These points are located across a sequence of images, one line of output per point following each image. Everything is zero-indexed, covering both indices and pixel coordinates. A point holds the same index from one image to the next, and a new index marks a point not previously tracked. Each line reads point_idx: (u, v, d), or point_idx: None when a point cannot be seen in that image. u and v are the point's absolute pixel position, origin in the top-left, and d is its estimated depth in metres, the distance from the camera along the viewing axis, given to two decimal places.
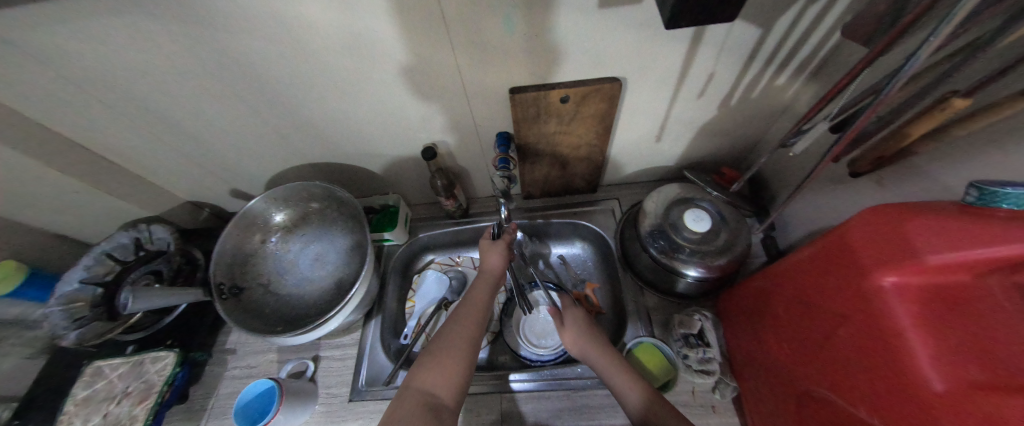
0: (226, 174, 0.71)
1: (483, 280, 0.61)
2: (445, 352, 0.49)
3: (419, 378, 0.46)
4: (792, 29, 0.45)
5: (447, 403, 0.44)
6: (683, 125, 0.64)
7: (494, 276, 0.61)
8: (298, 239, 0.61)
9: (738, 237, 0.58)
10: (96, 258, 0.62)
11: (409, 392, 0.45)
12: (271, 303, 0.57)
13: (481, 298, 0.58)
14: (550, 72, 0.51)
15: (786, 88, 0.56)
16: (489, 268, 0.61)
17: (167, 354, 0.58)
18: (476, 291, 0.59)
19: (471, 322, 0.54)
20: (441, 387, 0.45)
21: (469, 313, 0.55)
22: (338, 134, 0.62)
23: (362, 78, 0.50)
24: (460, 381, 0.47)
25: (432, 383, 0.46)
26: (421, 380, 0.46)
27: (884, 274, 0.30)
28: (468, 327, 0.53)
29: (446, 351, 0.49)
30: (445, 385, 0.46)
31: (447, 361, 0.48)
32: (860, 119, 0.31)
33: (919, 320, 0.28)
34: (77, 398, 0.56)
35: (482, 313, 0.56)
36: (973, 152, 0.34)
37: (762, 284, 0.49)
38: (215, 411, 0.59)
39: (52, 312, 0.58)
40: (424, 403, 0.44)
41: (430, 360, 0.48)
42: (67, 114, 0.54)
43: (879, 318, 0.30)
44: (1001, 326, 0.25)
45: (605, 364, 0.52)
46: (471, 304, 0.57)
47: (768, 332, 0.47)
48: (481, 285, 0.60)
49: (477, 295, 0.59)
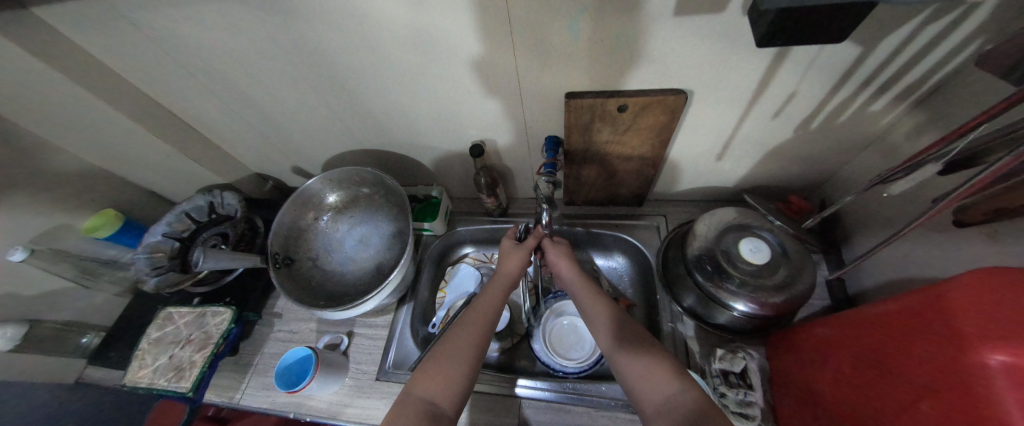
0: (290, 152, 0.77)
1: (495, 288, 0.60)
2: (449, 361, 0.49)
3: (420, 385, 0.47)
4: (900, 51, 0.40)
5: (448, 411, 0.45)
6: (749, 146, 0.59)
7: (508, 281, 0.61)
8: (346, 220, 0.65)
9: (801, 275, 0.53)
10: (177, 216, 0.69)
11: (409, 400, 0.45)
12: (318, 277, 0.61)
13: (489, 303, 0.58)
14: (611, 79, 0.49)
15: (881, 115, 0.49)
16: (504, 272, 0.61)
17: (225, 310, 0.64)
18: (488, 295, 0.59)
19: (477, 332, 0.53)
20: (441, 396, 0.46)
21: (475, 321, 0.55)
22: (395, 124, 0.64)
23: (425, 73, 0.52)
24: (460, 390, 0.47)
25: (433, 389, 0.46)
26: (422, 388, 0.46)
27: (989, 352, 0.25)
28: (473, 338, 0.52)
29: (448, 361, 0.49)
30: (445, 394, 0.46)
31: (447, 370, 0.48)
32: (992, 169, 0.27)
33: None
34: (151, 338, 0.63)
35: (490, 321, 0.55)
36: None
37: (826, 332, 0.44)
38: (259, 368, 0.64)
39: (138, 258, 0.66)
40: (424, 410, 0.44)
41: (432, 367, 0.48)
42: (169, 87, 0.61)
43: (985, 403, 0.25)
44: None
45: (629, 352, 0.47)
46: (478, 314, 0.56)
47: (833, 388, 0.41)
48: (492, 292, 0.59)
49: (489, 299, 0.58)
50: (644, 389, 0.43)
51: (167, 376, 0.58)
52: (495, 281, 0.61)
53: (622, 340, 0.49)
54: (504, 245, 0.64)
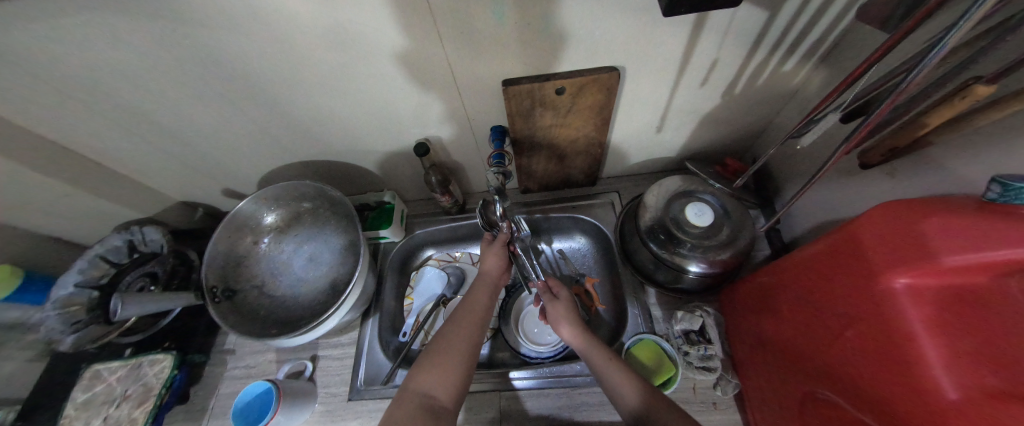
0: (217, 173, 0.70)
1: (484, 283, 0.61)
2: (444, 353, 0.48)
3: (419, 380, 0.45)
4: (799, 13, 0.43)
5: (447, 404, 0.44)
6: (686, 114, 0.61)
7: (494, 277, 0.62)
8: (291, 239, 0.60)
9: (741, 230, 0.56)
10: (91, 261, 0.61)
11: (408, 395, 0.44)
12: (266, 305, 0.57)
13: (481, 297, 0.58)
14: (545, 62, 0.49)
15: (793, 74, 0.53)
16: (487, 269, 0.62)
17: (165, 356, 0.58)
18: (476, 291, 0.59)
19: (472, 323, 0.53)
20: (438, 388, 0.45)
21: (469, 314, 0.55)
22: (328, 130, 0.60)
23: (350, 72, 0.48)
24: (458, 382, 0.46)
25: (430, 383, 0.45)
26: (419, 382, 0.45)
27: (894, 276, 0.28)
28: (471, 330, 0.52)
29: (446, 353, 0.48)
30: (445, 386, 0.45)
31: (446, 363, 0.47)
32: (879, 109, 0.28)
33: (930, 324, 0.26)
34: (77, 402, 0.55)
35: (483, 316, 0.56)
36: (985, 142, 0.31)
37: (767, 280, 0.47)
38: (216, 411, 0.59)
39: (47, 315, 0.57)
40: (421, 403, 0.43)
41: (432, 362, 0.47)
42: (48, 115, 0.52)
43: (891, 321, 0.29)
44: (1004, 331, 0.24)
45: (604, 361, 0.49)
46: (471, 308, 0.56)
47: (771, 329, 0.46)
48: (481, 288, 0.60)
49: (478, 295, 0.59)
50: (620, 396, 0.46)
51: None
52: (481, 278, 0.62)
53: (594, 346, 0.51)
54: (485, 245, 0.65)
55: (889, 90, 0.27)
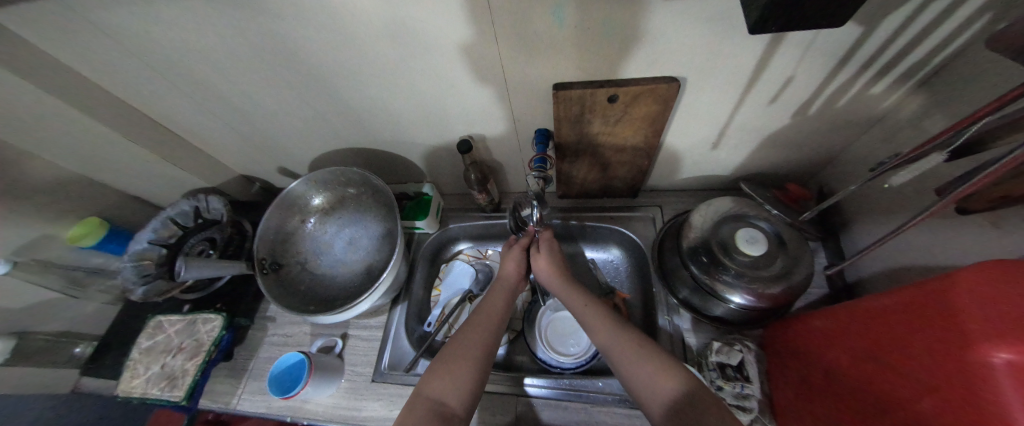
0: (274, 152, 0.75)
1: (499, 290, 0.60)
2: (457, 358, 0.49)
3: (430, 384, 0.46)
4: (901, 32, 0.38)
5: (458, 410, 0.44)
6: (746, 133, 0.57)
7: (511, 284, 0.61)
8: (334, 222, 0.63)
9: (797, 264, 0.52)
10: (162, 222, 0.68)
11: (419, 400, 0.45)
12: (307, 281, 0.60)
13: (496, 303, 0.58)
14: (601, 68, 0.47)
15: (881, 98, 0.47)
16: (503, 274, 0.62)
17: (216, 317, 0.63)
18: (493, 297, 0.59)
19: (482, 329, 0.53)
20: (450, 395, 0.45)
21: (484, 319, 0.55)
22: (379, 120, 0.62)
23: (407, 67, 0.49)
24: (470, 388, 0.46)
25: (441, 389, 0.46)
26: (431, 387, 0.46)
27: (993, 350, 0.24)
28: (480, 335, 0.52)
29: (458, 359, 0.48)
30: (453, 390, 0.45)
31: (456, 369, 0.47)
32: (1002, 161, 0.26)
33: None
34: (141, 347, 0.62)
35: (495, 323, 0.55)
36: None
37: (825, 324, 0.43)
38: (254, 372, 0.64)
39: (124, 267, 0.65)
40: (433, 409, 0.44)
41: (442, 368, 0.48)
42: (140, 89, 0.58)
43: (993, 405, 0.24)
44: None
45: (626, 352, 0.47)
46: (484, 315, 0.56)
47: (829, 384, 0.41)
48: (497, 293, 0.60)
49: (494, 301, 0.59)
50: (642, 392, 0.44)
51: (160, 386, 0.58)
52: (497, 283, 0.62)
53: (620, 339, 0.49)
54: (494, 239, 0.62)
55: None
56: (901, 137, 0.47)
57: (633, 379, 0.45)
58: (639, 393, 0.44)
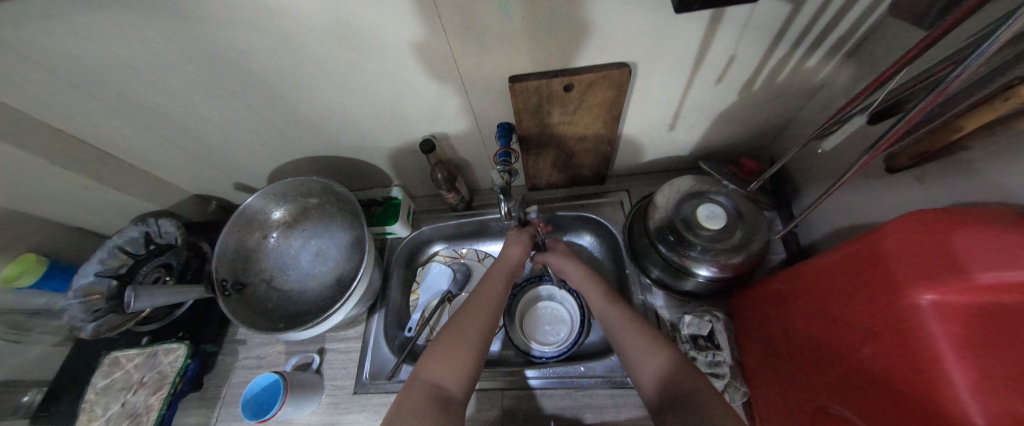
0: (228, 167, 0.71)
1: (499, 271, 0.59)
2: (459, 341, 0.47)
3: (429, 370, 0.45)
4: (825, 7, 0.40)
5: (456, 394, 0.44)
6: (700, 112, 0.59)
7: (512, 265, 0.61)
8: (298, 234, 0.61)
9: (754, 234, 0.54)
10: (110, 251, 0.63)
11: (417, 384, 0.44)
12: (275, 298, 0.57)
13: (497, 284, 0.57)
14: (554, 58, 0.48)
15: (816, 70, 0.50)
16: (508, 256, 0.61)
17: (178, 346, 0.59)
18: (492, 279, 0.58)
19: (483, 314, 0.52)
20: (449, 379, 0.44)
21: (484, 302, 0.54)
22: (335, 125, 0.60)
23: (357, 69, 0.48)
24: (469, 371, 0.46)
25: (442, 373, 0.45)
26: (430, 372, 0.45)
27: (919, 292, 0.27)
28: (482, 319, 0.51)
29: (459, 342, 0.47)
30: (454, 375, 0.45)
31: (458, 353, 0.46)
32: (909, 117, 0.27)
33: (972, 345, 0.25)
34: (97, 387, 0.58)
35: (495, 306, 0.54)
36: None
37: (781, 287, 0.46)
38: (227, 399, 0.61)
39: (71, 303, 0.61)
40: (432, 393, 0.43)
41: (443, 351, 0.47)
42: (66, 110, 0.54)
43: (915, 340, 0.27)
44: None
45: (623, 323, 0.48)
46: (484, 299, 0.54)
47: (784, 339, 0.44)
48: (497, 275, 0.59)
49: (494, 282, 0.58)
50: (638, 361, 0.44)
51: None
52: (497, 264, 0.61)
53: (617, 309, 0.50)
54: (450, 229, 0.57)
55: (925, 94, 0.25)
56: (837, 106, 0.51)
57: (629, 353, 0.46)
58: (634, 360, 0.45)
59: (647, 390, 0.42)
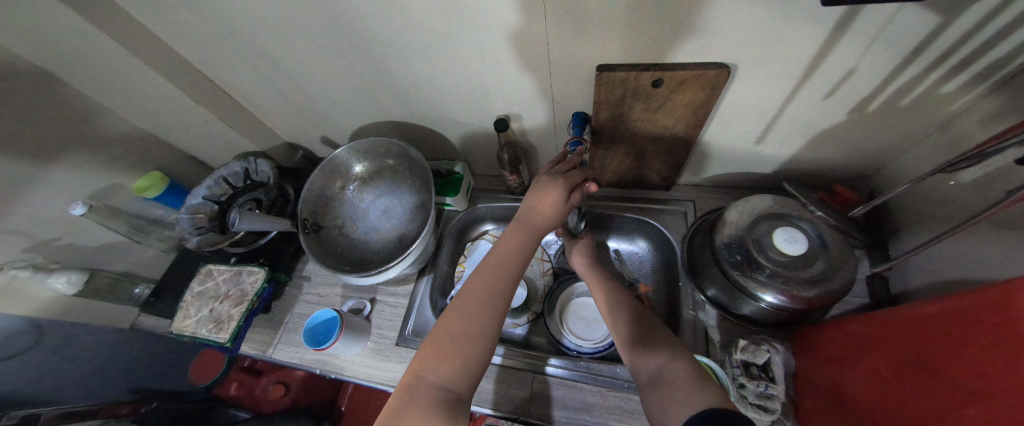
0: (320, 121, 0.78)
1: (508, 242, 0.50)
2: (461, 335, 0.41)
3: (429, 369, 0.38)
4: (988, 23, 0.35)
5: (463, 392, 0.38)
6: (795, 128, 0.55)
7: (535, 230, 0.51)
8: (371, 191, 0.66)
9: (837, 268, 0.50)
10: (217, 180, 0.75)
11: (421, 387, 0.37)
12: (344, 243, 0.63)
13: (508, 256, 0.49)
14: (647, 51, 0.46)
15: (953, 98, 0.44)
16: (535, 214, 0.51)
17: (259, 270, 0.67)
18: (499, 252, 0.49)
19: (492, 296, 0.44)
20: (454, 377, 0.38)
21: (487, 283, 0.45)
22: (420, 94, 0.63)
23: (453, 43, 0.50)
24: (474, 368, 0.39)
25: (445, 373, 0.38)
26: (431, 372, 0.38)
27: None
28: (486, 309, 0.43)
29: (464, 335, 0.40)
30: (459, 374, 0.38)
31: (461, 349, 0.40)
32: None
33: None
34: (193, 292, 0.68)
35: (503, 292, 0.45)
36: None
37: (866, 330, 0.41)
38: (289, 326, 0.68)
39: (183, 219, 0.72)
40: (438, 397, 0.36)
41: (439, 346, 0.40)
42: (205, 53, 0.63)
43: None
44: None
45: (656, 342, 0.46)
46: (484, 285, 0.45)
47: (862, 388, 0.39)
48: (506, 246, 0.50)
49: (501, 255, 0.49)
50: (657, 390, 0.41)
51: (208, 327, 0.63)
52: (516, 225, 0.52)
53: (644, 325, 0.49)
54: (538, 181, 0.54)
55: None
56: (967, 143, 0.44)
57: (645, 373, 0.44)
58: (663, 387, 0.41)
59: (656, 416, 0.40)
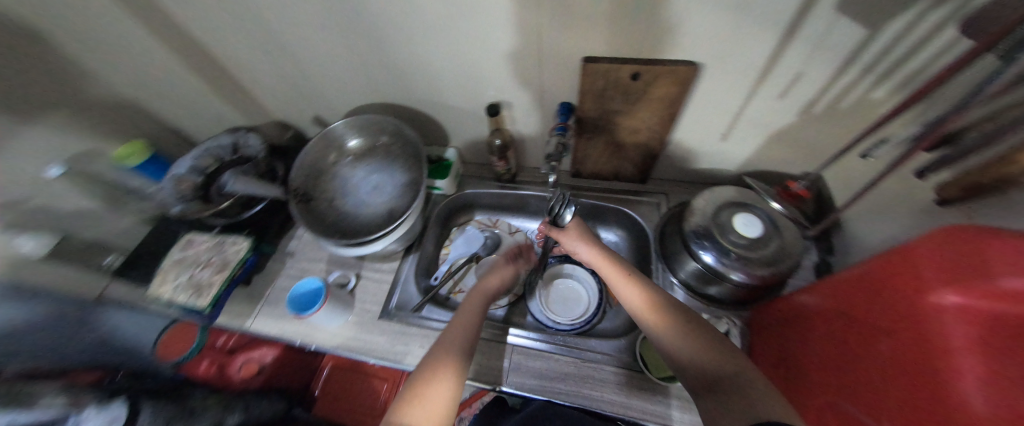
0: (314, 100, 0.80)
1: (472, 299, 0.58)
2: (434, 377, 0.46)
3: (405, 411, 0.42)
4: (906, 34, 0.42)
5: None
6: (755, 126, 0.61)
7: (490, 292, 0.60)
8: (364, 167, 0.68)
9: (786, 251, 0.55)
10: (204, 152, 0.73)
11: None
12: (333, 215, 0.64)
13: (473, 309, 0.56)
14: (628, 46, 0.52)
15: (883, 103, 0.51)
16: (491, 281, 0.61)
17: (243, 240, 0.67)
18: (467, 306, 0.57)
19: (462, 341, 0.51)
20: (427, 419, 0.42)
21: (455, 333, 0.52)
22: (415, 76, 0.66)
23: (452, 28, 0.54)
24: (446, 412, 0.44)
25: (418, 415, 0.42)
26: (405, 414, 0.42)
27: (945, 292, 0.28)
28: (456, 352, 0.49)
29: (435, 378, 0.46)
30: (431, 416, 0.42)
31: (432, 389, 0.44)
32: None
33: (971, 342, 0.25)
34: (172, 258, 0.66)
35: (471, 337, 0.52)
36: None
37: (806, 299, 0.47)
38: (270, 299, 0.68)
39: (166, 187, 0.70)
40: None
41: (414, 389, 0.45)
42: (202, 22, 0.63)
43: (930, 340, 0.28)
44: None
45: (668, 330, 0.47)
46: (462, 327, 0.53)
47: (800, 347, 0.45)
48: (470, 303, 0.57)
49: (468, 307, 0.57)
50: (685, 366, 0.44)
51: (186, 294, 0.62)
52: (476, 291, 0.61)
53: (654, 308, 0.49)
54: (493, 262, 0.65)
55: None
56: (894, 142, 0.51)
57: (676, 355, 0.45)
58: (687, 366, 0.44)
59: (697, 388, 0.42)
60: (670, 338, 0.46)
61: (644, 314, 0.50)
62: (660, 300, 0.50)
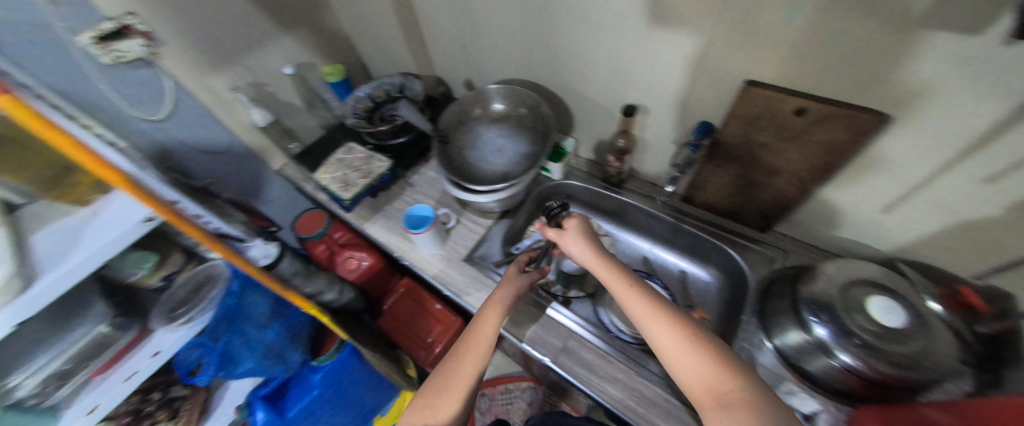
0: (473, 66, 0.92)
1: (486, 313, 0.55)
2: (439, 395, 0.48)
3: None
4: None
5: None
6: (940, 208, 0.51)
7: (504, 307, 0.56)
8: (497, 128, 0.77)
9: (932, 357, 0.45)
10: (380, 84, 0.93)
11: None
12: (460, 160, 0.74)
13: (484, 326, 0.53)
14: (803, 79, 0.49)
15: None
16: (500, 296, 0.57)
17: (386, 161, 0.81)
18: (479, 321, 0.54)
19: (471, 357, 0.51)
20: None
21: (465, 348, 0.51)
22: (569, 62, 0.72)
23: (624, 26, 0.58)
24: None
25: None
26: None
27: None
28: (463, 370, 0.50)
29: (442, 396, 0.47)
30: None
31: (437, 408, 0.47)
32: None
33: None
34: (336, 157, 0.85)
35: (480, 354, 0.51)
36: None
37: (938, 416, 0.39)
38: (387, 212, 0.82)
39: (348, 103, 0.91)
40: None
41: (421, 406, 0.47)
42: None
43: None
44: None
45: (679, 346, 0.41)
46: (472, 340, 0.52)
47: None
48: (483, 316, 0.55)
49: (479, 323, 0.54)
50: (688, 378, 0.39)
51: (336, 185, 0.78)
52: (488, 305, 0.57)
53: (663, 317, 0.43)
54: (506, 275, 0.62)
55: None
56: None
57: (682, 370, 0.40)
58: (688, 377, 0.39)
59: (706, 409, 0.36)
60: (680, 353, 0.40)
61: (648, 315, 0.45)
62: (673, 310, 0.44)
